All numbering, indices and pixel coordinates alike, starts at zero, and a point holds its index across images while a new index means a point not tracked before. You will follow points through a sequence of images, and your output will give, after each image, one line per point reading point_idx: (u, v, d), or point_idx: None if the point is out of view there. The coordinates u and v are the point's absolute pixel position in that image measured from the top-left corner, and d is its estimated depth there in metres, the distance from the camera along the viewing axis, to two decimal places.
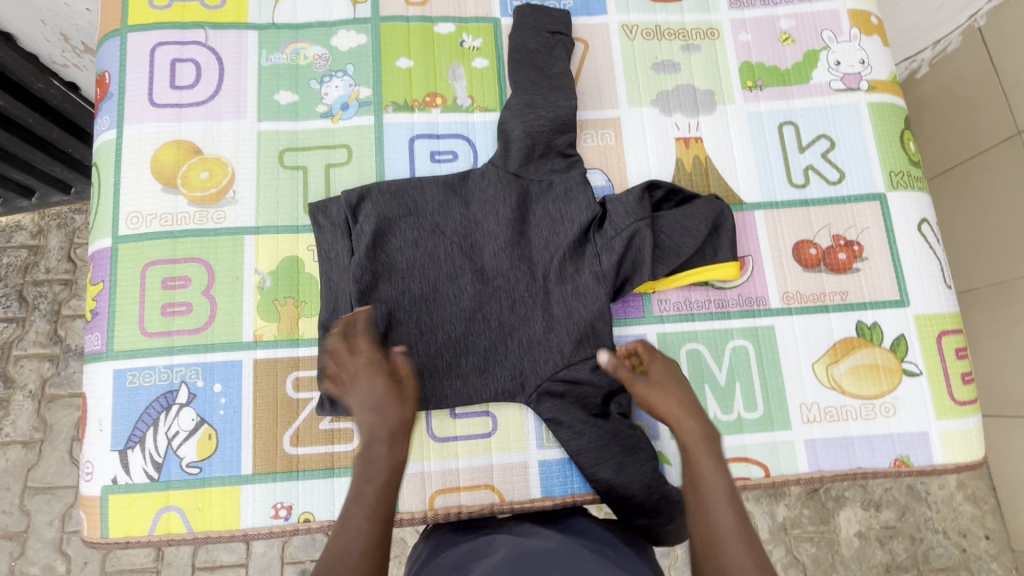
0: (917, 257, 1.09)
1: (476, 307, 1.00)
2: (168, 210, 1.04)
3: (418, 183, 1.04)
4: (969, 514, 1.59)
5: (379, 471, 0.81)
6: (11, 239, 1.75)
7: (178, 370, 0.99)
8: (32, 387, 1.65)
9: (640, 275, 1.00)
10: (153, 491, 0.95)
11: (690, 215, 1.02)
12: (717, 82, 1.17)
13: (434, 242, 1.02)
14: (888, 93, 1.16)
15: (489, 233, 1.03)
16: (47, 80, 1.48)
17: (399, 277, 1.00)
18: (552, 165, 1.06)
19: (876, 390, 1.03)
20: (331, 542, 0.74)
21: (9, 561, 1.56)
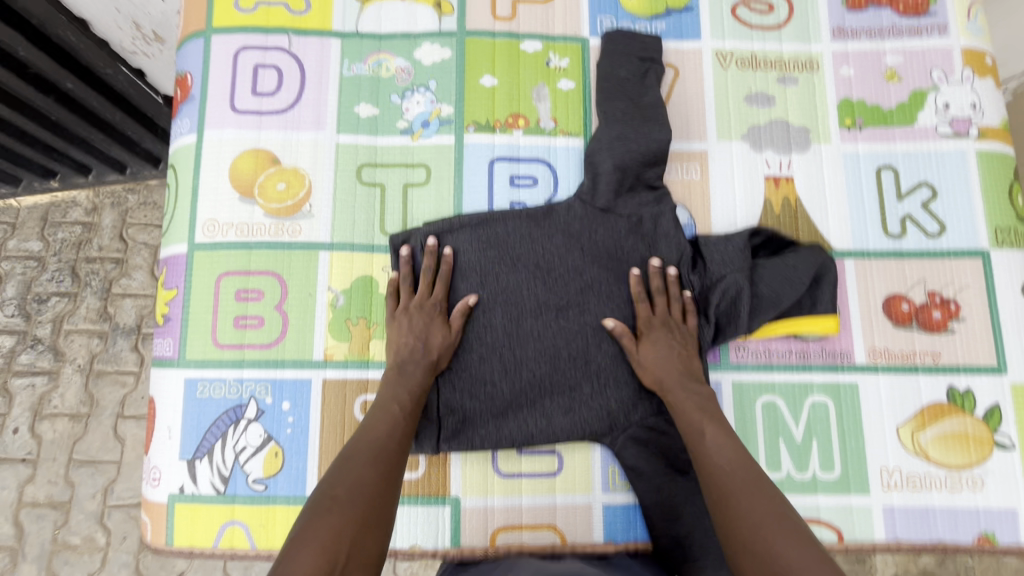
0: (1019, 322, 1.02)
1: (560, 345, 0.99)
2: (245, 220, 1.03)
3: (500, 216, 1.03)
4: None
5: (407, 389, 0.92)
6: (67, 213, 1.77)
7: (249, 385, 0.99)
8: (81, 361, 1.68)
9: (734, 326, 0.99)
10: (219, 504, 0.96)
11: (792, 265, 1.00)
12: (813, 118, 1.11)
13: (515, 277, 1.01)
14: (999, 141, 1.08)
15: (574, 270, 1.01)
16: (115, 67, 1.47)
17: (483, 313, 0.99)
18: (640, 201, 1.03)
19: (964, 460, 0.98)
20: (358, 438, 0.85)
21: (52, 528, 1.59)
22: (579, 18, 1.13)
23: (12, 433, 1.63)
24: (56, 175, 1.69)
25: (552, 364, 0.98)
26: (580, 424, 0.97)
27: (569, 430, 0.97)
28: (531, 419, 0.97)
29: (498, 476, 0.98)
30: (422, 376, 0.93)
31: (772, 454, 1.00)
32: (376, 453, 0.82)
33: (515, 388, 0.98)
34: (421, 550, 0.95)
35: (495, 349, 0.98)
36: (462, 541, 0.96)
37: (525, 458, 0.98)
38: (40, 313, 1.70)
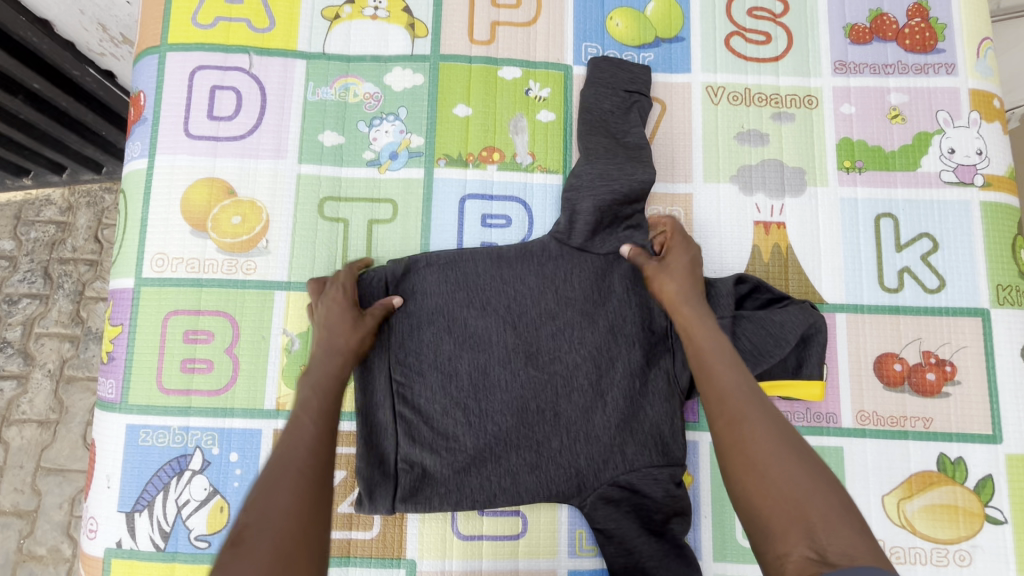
0: (1017, 387, 0.96)
1: (528, 396, 0.90)
2: (196, 255, 0.96)
3: (469, 253, 0.95)
4: None
5: (329, 393, 0.79)
6: (39, 213, 1.68)
7: (194, 434, 0.92)
8: (51, 366, 1.60)
9: None
10: (158, 561, 0.90)
11: (779, 321, 0.92)
12: (809, 160, 1.04)
13: (482, 321, 0.92)
14: (1004, 191, 1.02)
15: (546, 312, 0.92)
16: (82, 68, 1.39)
17: (443, 359, 0.91)
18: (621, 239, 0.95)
19: (953, 534, 0.93)
20: (274, 450, 0.70)
21: (17, 538, 1.52)
22: (563, 44, 1.05)
23: None
24: (29, 172, 1.61)
25: (518, 416, 0.89)
26: (547, 484, 0.88)
27: (534, 488, 0.88)
28: (494, 476, 0.88)
29: (457, 538, 0.92)
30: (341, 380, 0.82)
31: None
32: (298, 466, 0.67)
33: (478, 441, 0.88)
34: None
35: (455, 399, 0.90)
36: None
37: (486, 519, 0.92)
38: (10, 316, 1.62)
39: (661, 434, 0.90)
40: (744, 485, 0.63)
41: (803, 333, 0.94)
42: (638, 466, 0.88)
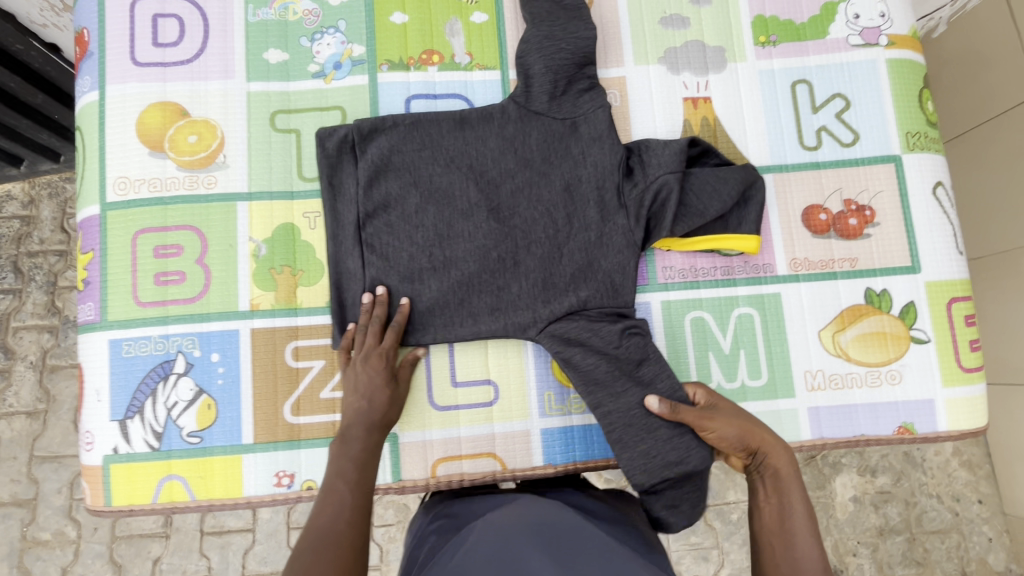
0: (931, 223, 1.06)
1: (490, 245, 0.99)
2: (157, 174, 1.01)
3: (433, 116, 1.02)
4: (964, 479, 1.63)
5: (351, 461, 0.87)
6: (3, 209, 1.65)
7: (175, 340, 0.97)
8: (33, 358, 1.61)
9: (660, 229, 1.00)
10: (155, 460, 0.95)
11: (723, 178, 1.00)
12: (728, 38, 1.11)
13: (447, 177, 1.01)
14: (907, 49, 1.10)
15: (506, 171, 1.01)
16: (26, 42, 1.33)
17: (413, 214, 1.00)
18: (578, 104, 1.03)
19: (884, 357, 1.02)
20: (309, 533, 0.75)
21: (21, 527, 1.56)
22: None
23: None
24: None
25: (480, 263, 0.99)
26: (505, 322, 0.98)
27: (494, 329, 0.98)
28: (457, 318, 0.98)
29: (434, 410, 0.99)
30: (365, 438, 0.90)
31: (701, 366, 1.03)
32: (338, 540, 0.74)
33: (445, 289, 0.98)
34: None
35: (424, 248, 0.99)
36: (403, 476, 0.98)
37: (460, 390, 0.99)
38: None
39: (612, 280, 1.00)
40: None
41: (743, 193, 1.01)
42: (591, 306, 0.99)
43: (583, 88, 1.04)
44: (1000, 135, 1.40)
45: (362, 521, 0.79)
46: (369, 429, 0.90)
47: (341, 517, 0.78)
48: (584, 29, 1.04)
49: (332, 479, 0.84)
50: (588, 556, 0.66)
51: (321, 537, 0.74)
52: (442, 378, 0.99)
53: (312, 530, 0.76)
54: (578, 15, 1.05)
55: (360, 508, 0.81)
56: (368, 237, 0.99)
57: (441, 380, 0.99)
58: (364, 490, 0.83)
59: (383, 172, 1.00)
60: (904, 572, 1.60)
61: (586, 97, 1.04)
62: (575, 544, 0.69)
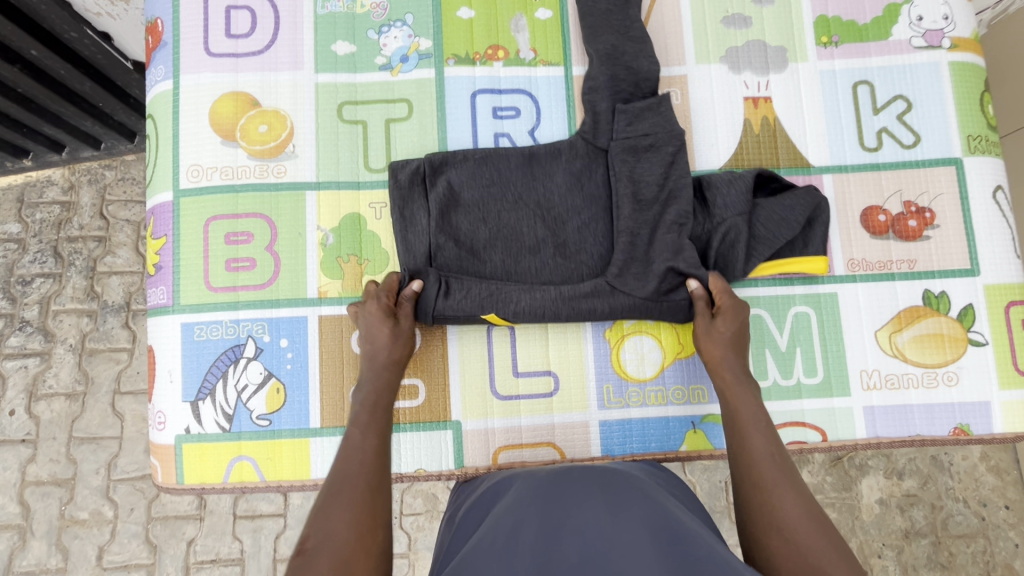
0: (990, 226, 1.06)
1: (560, 279, 1.01)
2: (228, 163, 1.03)
3: (503, 151, 1.03)
4: (991, 484, 1.63)
5: (365, 411, 0.90)
6: (43, 194, 1.69)
7: (245, 325, 1.00)
8: (72, 341, 1.64)
9: (730, 269, 1.01)
10: (225, 441, 0.98)
11: (790, 206, 1.02)
12: (790, 38, 1.11)
13: (515, 212, 1.02)
14: (969, 52, 1.10)
15: (574, 208, 1.03)
16: (80, 29, 1.32)
17: (483, 249, 1.01)
18: (647, 126, 1.03)
19: (940, 359, 1.03)
20: (331, 475, 0.82)
21: (60, 505, 1.59)
22: None
23: (9, 415, 1.62)
24: (29, 154, 1.61)
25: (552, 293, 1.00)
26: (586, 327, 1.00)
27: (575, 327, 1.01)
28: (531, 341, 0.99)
29: (496, 399, 1.01)
30: (386, 377, 0.93)
31: (758, 363, 1.05)
32: (357, 484, 0.79)
33: (517, 319, 0.99)
34: (426, 473, 0.99)
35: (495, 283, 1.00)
36: (464, 463, 1.00)
37: (521, 380, 1.01)
38: (26, 295, 1.65)
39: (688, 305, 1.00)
40: (774, 549, 0.74)
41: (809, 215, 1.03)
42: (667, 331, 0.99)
43: (653, 108, 1.04)
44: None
45: (379, 465, 0.83)
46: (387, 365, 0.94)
47: (354, 462, 0.83)
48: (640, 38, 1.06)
49: (350, 429, 0.89)
50: (633, 499, 0.65)
51: (342, 487, 0.79)
52: (504, 368, 1.01)
53: (334, 478, 0.81)
54: (643, 47, 1.05)
55: (376, 451, 0.85)
56: (440, 270, 0.99)
57: (503, 369, 1.01)
58: (377, 434, 0.87)
59: (452, 207, 1.01)
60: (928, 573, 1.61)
61: (656, 118, 1.03)
62: (619, 488, 0.67)
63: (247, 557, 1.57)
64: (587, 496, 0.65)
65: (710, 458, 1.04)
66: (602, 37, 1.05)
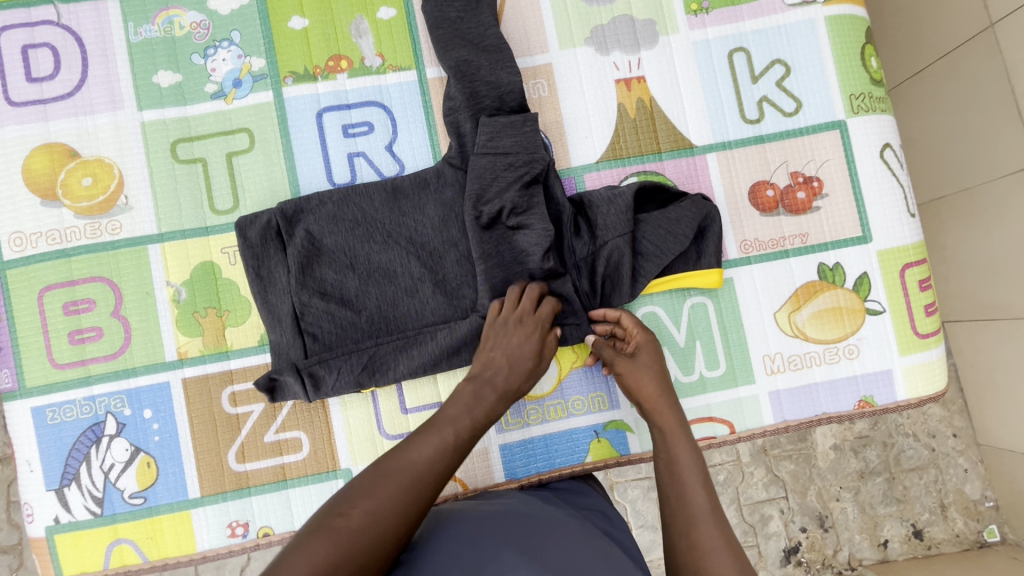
0: (880, 186, 1.02)
1: (440, 319, 0.95)
2: (54, 226, 0.93)
3: (363, 189, 0.95)
4: (937, 416, 1.61)
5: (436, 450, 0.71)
6: None
7: (101, 401, 0.92)
8: None
9: (618, 290, 0.97)
10: (99, 526, 0.91)
11: (675, 218, 0.96)
12: (658, 11, 1.03)
13: (385, 254, 0.95)
14: (845, 3, 1.04)
15: (448, 241, 0.96)
16: None
17: (354, 297, 0.94)
18: (514, 143, 0.94)
19: (840, 332, 1.01)
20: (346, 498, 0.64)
21: None
22: None
23: None
24: None
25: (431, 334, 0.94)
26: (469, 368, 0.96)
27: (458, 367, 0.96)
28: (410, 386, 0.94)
29: (387, 440, 0.95)
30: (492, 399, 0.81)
31: None
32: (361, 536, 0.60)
33: (397, 370, 0.93)
34: None
35: (371, 333, 0.94)
36: None
37: (411, 417, 0.96)
38: None
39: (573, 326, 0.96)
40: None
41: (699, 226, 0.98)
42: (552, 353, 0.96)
43: (517, 123, 0.94)
44: (955, 67, 1.34)
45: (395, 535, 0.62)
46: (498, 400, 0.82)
47: (378, 511, 0.63)
48: (493, 32, 0.96)
49: (408, 454, 0.70)
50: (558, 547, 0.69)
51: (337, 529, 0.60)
52: (391, 408, 0.96)
53: (346, 507, 0.63)
54: (501, 58, 0.95)
55: (407, 505, 0.65)
56: (309, 329, 0.92)
57: (390, 407, 0.96)
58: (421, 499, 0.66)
59: (315, 257, 0.93)
60: (886, 510, 1.59)
61: (519, 135, 0.94)
62: (545, 538, 0.71)
63: None
64: (502, 544, 0.68)
65: (619, 465, 1.01)
66: (454, 51, 0.94)
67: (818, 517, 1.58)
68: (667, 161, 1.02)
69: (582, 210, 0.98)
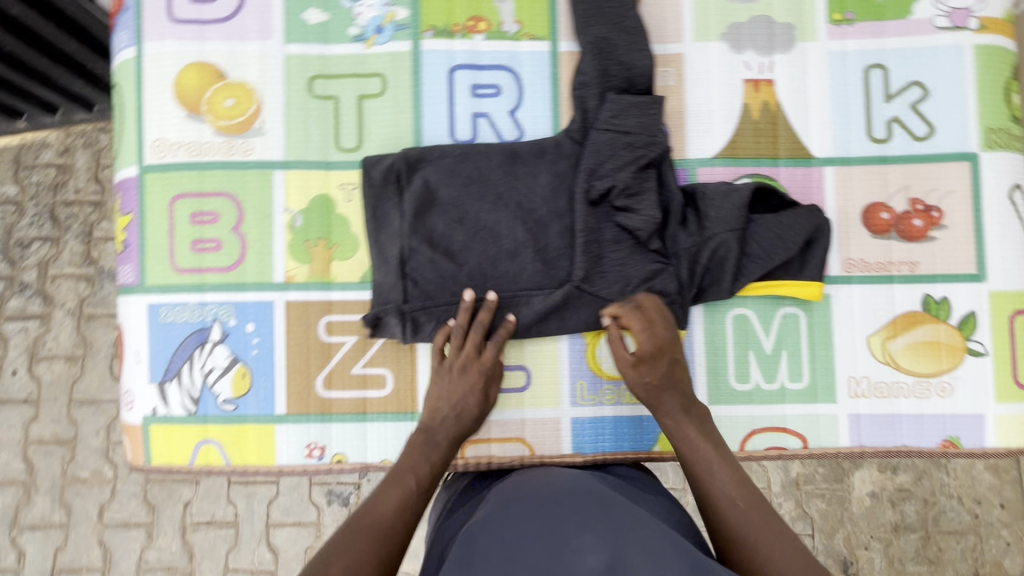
0: (1003, 227, 0.99)
1: (536, 285, 0.97)
2: (194, 138, 0.99)
3: (483, 148, 0.98)
4: (987, 483, 1.55)
5: (429, 463, 0.89)
6: (39, 156, 1.57)
7: (211, 308, 0.98)
8: (71, 305, 1.56)
9: (717, 285, 0.97)
10: (192, 424, 0.98)
11: (787, 224, 0.96)
12: (800, 14, 1.02)
13: (494, 214, 0.97)
14: (998, 34, 1.00)
15: (554, 213, 0.97)
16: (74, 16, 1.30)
17: (458, 250, 0.97)
18: (636, 125, 0.95)
19: (935, 368, 0.98)
20: (371, 511, 0.82)
21: (62, 465, 1.54)
22: None
23: (11, 375, 1.54)
24: (23, 116, 1.49)
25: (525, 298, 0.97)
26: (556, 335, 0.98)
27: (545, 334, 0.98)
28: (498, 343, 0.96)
29: None
30: (446, 448, 0.91)
31: (741, 365, 1.01)
32: (380, 530, 0.78)
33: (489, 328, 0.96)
34: (393, 464, 0.98)
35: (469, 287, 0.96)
36: None
37: None
38: (24, 259, 1.55)
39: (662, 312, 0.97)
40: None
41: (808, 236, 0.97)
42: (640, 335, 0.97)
43: (644, 105, 0.95)
44: None
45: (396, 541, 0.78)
46: (426, 457, 0.89)
47: (382, 517, 0.81)
48: (635, 14, 0.97)
49: (390, 481, 0.86)
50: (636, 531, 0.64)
51: (367, 529, 0.78)
52: None
53: (355, 517, 0.81)
54: (636, 41, 0.97)
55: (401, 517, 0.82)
56: (412, 274, 0.96)
57: None
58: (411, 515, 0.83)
59: (428, 205, 0.96)
60: (915, 568, 1.54)
61: (643, 117, 0.95)
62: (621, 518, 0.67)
63: (242, 520, 1.53)
64: (581, 529, 0.64)
65: None
66: (594, 28, 0.96)
67: (843, 562, 1.54)
68: (783, 167, 1.01)
69: (692, 202, 0.98)
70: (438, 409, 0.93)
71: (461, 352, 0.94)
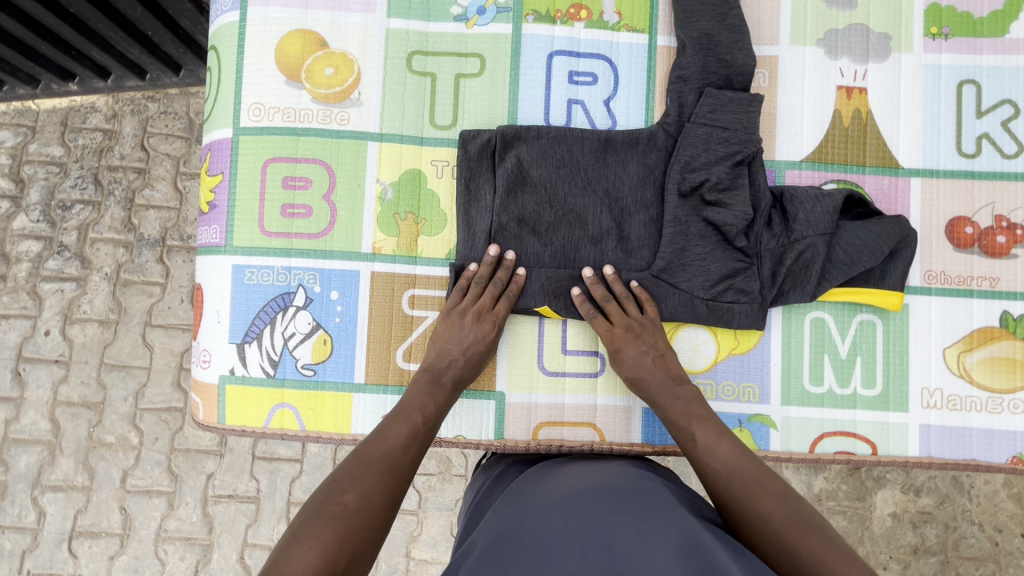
0: None
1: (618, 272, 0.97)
2: (291, 104, 0.99)
3: (578, 133, 0.98)
4: (1010, 511, 1.49)
5: (435, 401, 0.90)
6: (86, 120, 1.58)
7: (296, 273, 0.98)
8: (108, 270, 1.54)
9: (800, 288, 0.97)
10: (269, 387, 0.98)
11: (875, 233, 0.96)
12: (896, 26, 1.03)
13: (582, 198, 0.98)
14: None
15: (641, 202, 0.98)
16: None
17: (545, 231, 0.97)
18: (733, 122, 0.96)
19: (1009, 384, 0.99)
20: (380, 445, 0.82)
21: (88, 428, 1.52)
22: None
23: (44, 335, 1.54)
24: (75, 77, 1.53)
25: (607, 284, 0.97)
26: None
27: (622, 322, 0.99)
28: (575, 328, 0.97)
29: (543, 374, 0.99)
30: (450, 391, 0.92)
31: (815, 368, 1.01)
32: (387, 468, 0.79)
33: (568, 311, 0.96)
34: (466, 441, 0.98)
35: (552, 268, 0.97)
36: (506, 434, 0.99)
37: (569, 358, 0.99)
38: (64, 221, 1.55)
39: (741, 311, 0.97)
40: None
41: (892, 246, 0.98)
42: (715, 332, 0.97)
43: (743, 103, 0.96)
44: None
45: (400, 480, 0.79)
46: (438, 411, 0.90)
47: (390, 454, 0.81)
48: (739, 13, 0.98)
49: (402, 411, 0.87)
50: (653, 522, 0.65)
51: (375, 467, 0.79)
52: (554, 345, 0.99)
53: (362, 453, 0.81)
54: (740, 38, 0.97)
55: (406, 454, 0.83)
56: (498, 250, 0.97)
57: (552, 344, 0.99)
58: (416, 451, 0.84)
59: (519, 184, 0.97)
60: None
61: (741, 115, 0.96)
62: (639, 512, 0.67)
63: (263, 497, 1.50)
64: (610, 517, 0.66)
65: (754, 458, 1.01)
66: (698, 23, 0.97)
67: None
68: (869, 175, 1.02)
69: (779, 203, 0.99)
70: (453, 355, 0.93)
71: (477, 301, 0.94)
